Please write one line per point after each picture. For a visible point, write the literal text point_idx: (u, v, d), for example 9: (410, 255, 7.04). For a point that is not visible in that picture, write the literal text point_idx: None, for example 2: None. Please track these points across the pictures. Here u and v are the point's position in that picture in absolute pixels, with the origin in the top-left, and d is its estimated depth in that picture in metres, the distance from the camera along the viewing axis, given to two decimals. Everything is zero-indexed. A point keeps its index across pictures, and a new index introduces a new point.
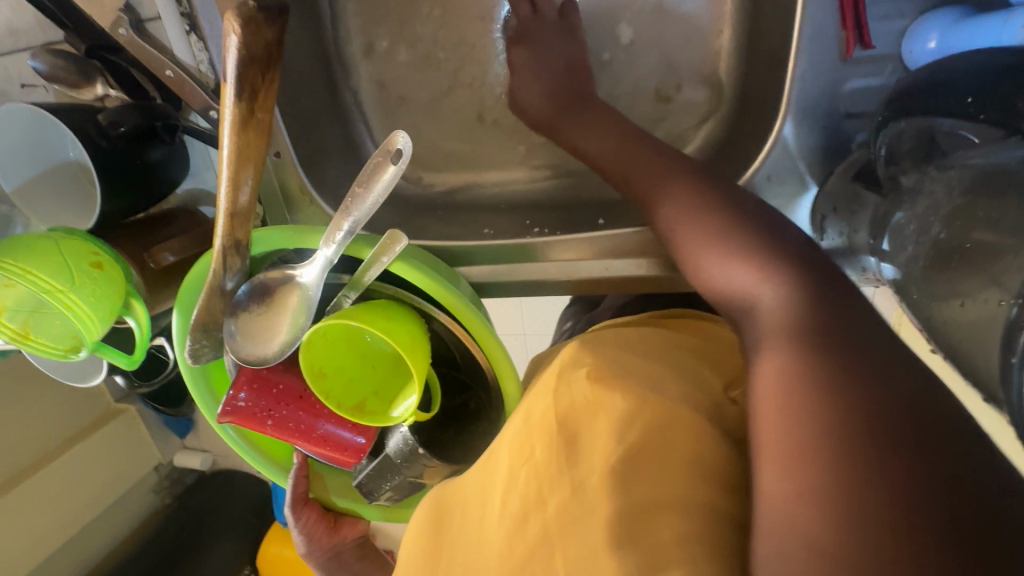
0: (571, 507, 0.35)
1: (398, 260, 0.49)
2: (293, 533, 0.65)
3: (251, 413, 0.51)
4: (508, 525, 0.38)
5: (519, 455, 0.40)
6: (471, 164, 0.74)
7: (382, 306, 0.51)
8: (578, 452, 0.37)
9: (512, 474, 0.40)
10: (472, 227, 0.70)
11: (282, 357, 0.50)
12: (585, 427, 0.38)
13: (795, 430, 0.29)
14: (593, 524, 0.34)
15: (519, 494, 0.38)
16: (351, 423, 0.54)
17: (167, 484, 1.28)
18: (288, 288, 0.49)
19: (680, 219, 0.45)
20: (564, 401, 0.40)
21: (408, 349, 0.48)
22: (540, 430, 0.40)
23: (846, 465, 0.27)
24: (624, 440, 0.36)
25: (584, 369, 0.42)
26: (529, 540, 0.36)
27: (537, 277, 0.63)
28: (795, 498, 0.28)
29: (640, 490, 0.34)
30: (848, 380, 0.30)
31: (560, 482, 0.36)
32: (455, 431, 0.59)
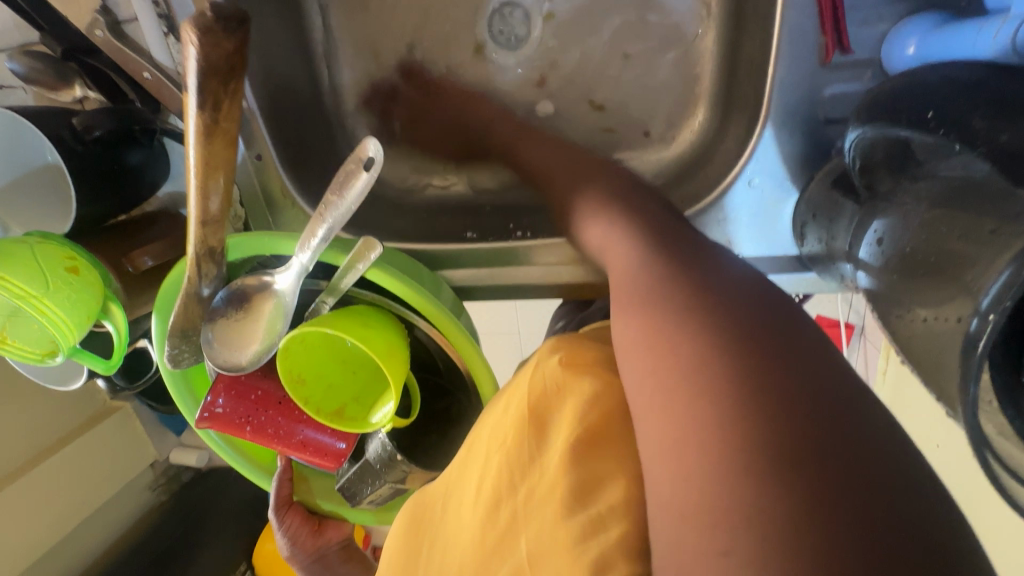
0: (537, 490, 0.36)
1: (375, 267, 0.49)
2: (277, 536, 0.65)
3: (229, 419, 0.51)
4: (483, 512, 0.39)
5: (495, 442, 0.41)
6: (457, 166, 0.73)
7: (360, 312, 0.51)
8: (548, 438, 0.38)
9: (487, 461, 0.41)
10: (458, 229, 0.70)
11: (259, 363, 0.50)
12: (556, 413, 0.39)
13: (683, 402, 0.27)
14: (550, 506, 0.34)
15: (492, 482, 0.39)
16: (331, 429, 0.54)
17: (164, 480, 1.29)
18: (264, 294, 0.49)
19: (603, 233, 0.43)
20: (536, 386, 0.40)
21: (384, 356, 0.48)
22: (512, 414, 0.41)
23: (729, 438, 0.25)
24: (581, 425, 0.36)
25: (559, 355, 0.42)
26: (499, 525, 0.37)
27: (519, 281, 0.63)
28: (679, 494, 0.26)
29: (593, 473, 0.34)
30: (717, 344, 0.28)
31: (528, 467, 0.38)
32: (436, 434, 0.59)
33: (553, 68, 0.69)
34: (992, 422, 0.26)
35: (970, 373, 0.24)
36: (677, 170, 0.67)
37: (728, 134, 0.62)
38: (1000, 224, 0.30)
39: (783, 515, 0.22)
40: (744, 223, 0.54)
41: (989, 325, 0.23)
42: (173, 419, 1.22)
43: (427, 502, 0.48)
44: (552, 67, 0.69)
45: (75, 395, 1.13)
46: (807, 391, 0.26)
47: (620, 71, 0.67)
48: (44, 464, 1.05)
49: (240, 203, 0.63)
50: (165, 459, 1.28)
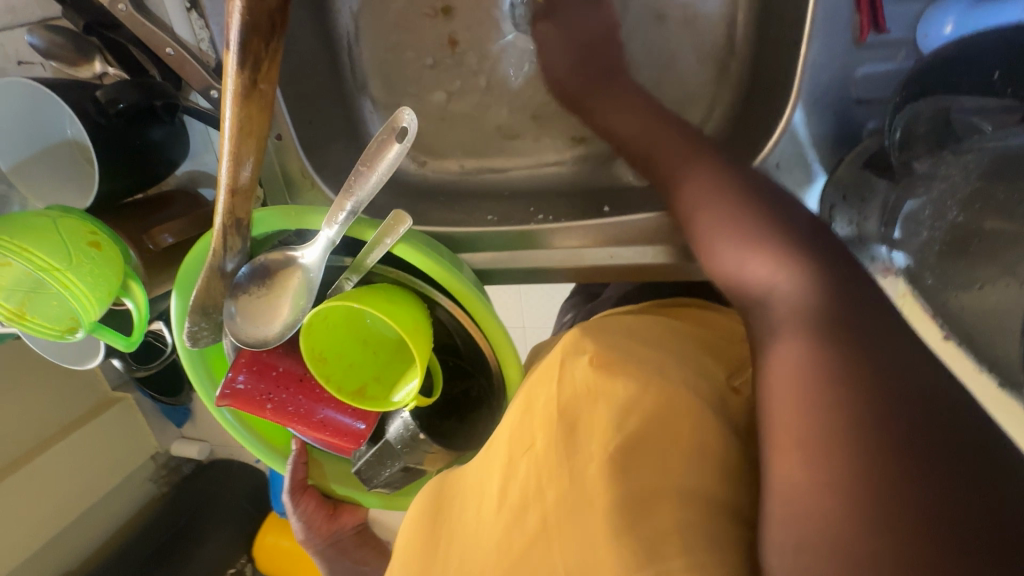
0: (571, 499, 0.34)
1: (402, 242, 0.49)
2: (292, 520, 0.65)
3: (250, 396, 0.51)
4: (507, 518, 0.37)
5: (518, 444, 0.39)
6: (474, 151, 0.73)
7: (384, 290, 0.50)
8: (577, 444, 0.37)
9: (511, 465, 0.39)
10: (475, 213, 0.69)
11: (283, 340, 0.50)
12: (584, 418, 0.38)
13: (811, 421, 0.29)
14: (592, 519, 0.33)
15: (519, 485, 0.37)
16: (352, 409, 0.53)
17: (164, 472, 1.27)
18: (289, 270, 0.48)
19: (693, 204, 0.44)
20: (564, 389, 0.39)
21: (410, 332, 0.47)
22: (538, 418, 0.39)
23: (853, 456, 0.27)
24: (626, 431, 0.36)
25: (586, 356, 0.41)
26: (528, 532, 0.35)
27: (542, 263, 0.62)
28: (806, 494, 0.28)
29: (636, 484, 0.34)
30: (861, 373, 0.29)
31: (559, 470, 0.36)
32: (454, 419, 0.58)
33: None
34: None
35: None
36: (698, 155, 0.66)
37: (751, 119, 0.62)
38: None
39: (914, 531, 0.25)
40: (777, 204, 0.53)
41: None
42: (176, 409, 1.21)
43: (448, 501, 0.46)
44: None
45: (81, 382, 1.13)
46: (940, 426, 0.27)
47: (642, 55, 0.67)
48: (52, 449, 1.05)
49: (261, 177, 0.63)
50: (166, 451, 1.26)
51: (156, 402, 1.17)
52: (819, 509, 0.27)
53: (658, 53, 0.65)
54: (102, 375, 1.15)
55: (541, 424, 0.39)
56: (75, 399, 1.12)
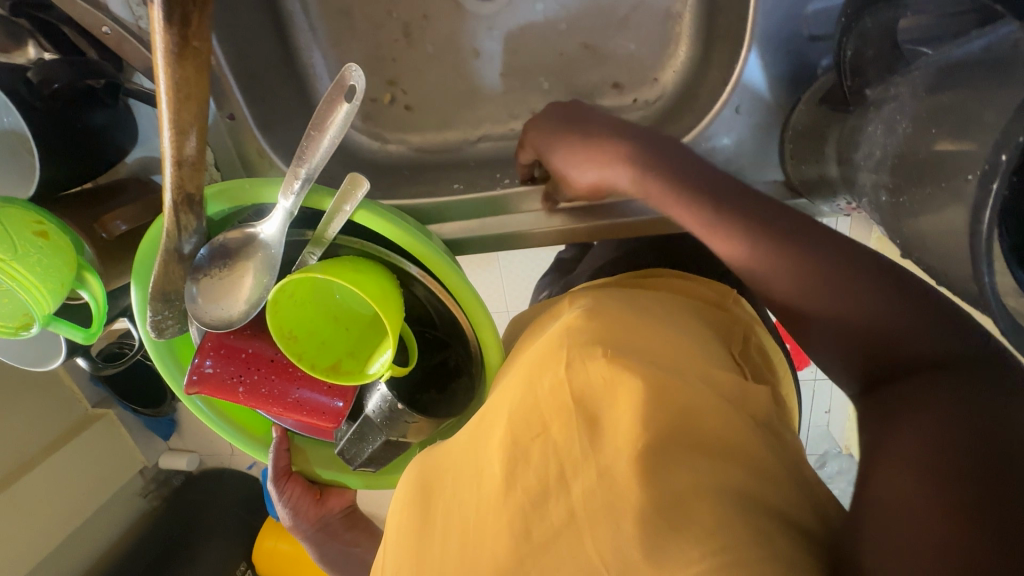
0: (601, 493, 0.36)
1: (363, 209, 0.48)
2: (276, 508, 0.63)
3: (220, 380, 0.49)
4: (519, 503, 0.38)
5: (524, 428, 0.40)
6: (436, 124, 0.72)
7: (349, 261, 0.49)
8: (602, 437, 0.38)
9: (518, 453, 0.39)
10: (442, 183, 0.70)
11: (248, 318, 0.49)
12: (606, 411, 0.38)
13: (915, 444, 0.31)
14: (624, 516, 0.35)
15: (534, 475, 0.38)
16: (327, 385, 0.52)
17: (154, 487, 1.26)
18: (249, 246, 0.47)
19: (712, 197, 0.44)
20: (581, 379, 0.39)
21: (380, 302, 0.47)
22: (546, 399, 0.40)
23: (964, 485, 0.28)
24: (652, 424, 0.37)
25: (595, 345, 0.41)
26: (552, 522, 0.37)
27: (513, 229, 0.62)
28: (904, 500, 0.30)
29: (669, 483, 0.35)
30: (976, 402, 0.31)
31: (583, 464, 0.37)
32: (435, 393, 0.58)
33: (530, 8, 0.66)
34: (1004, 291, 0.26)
35: (982, 243, 0.25)
36: (658, 111, 0.67)
37: (710, 68, 0.63)
38: (1008, 79, 0.29)
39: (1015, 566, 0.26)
40: (734, 150, 0.54)
41: (1004, 165, 0.23)
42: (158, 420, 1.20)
43: (438, 469, 0.47)
44: (527, 9, 0.67)
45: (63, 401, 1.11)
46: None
47: (598, 9, 0.66)
48: (37, 469, 1.02)
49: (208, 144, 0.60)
50: (153, 466, 1.26)
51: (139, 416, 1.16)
52: (911, 520, 0.29)
53: (610, 13, 0.66)
54: (80, 393, 1.14)
55: (552, 410, 0.39)
56: (55, 418, 1.08)
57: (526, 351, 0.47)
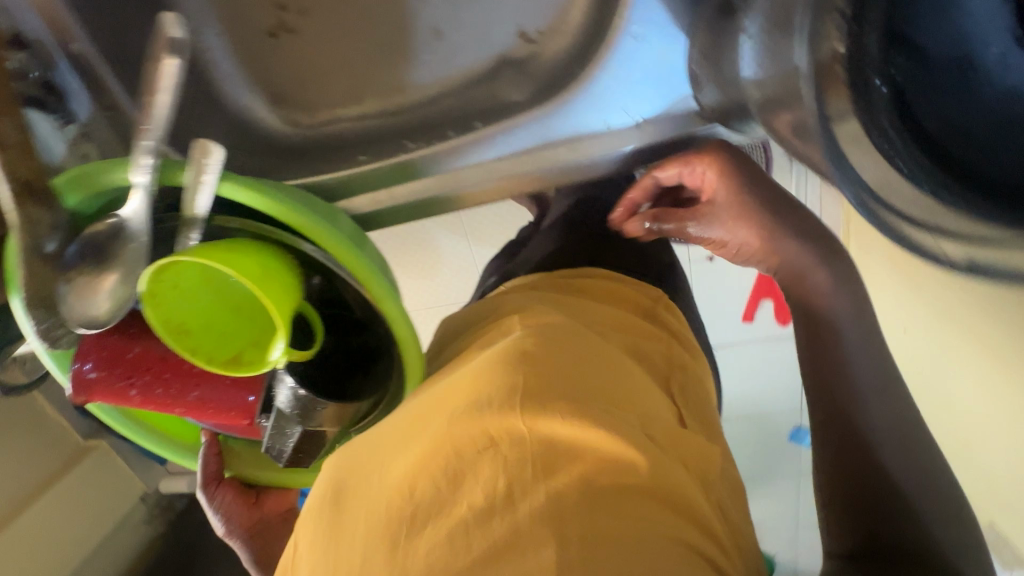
0: (545, 516, 0.38)
1: (224, 180, 0.43)
2: (209, 515, 0.60)
3: (107, 384, 0.46)
4: (461, 514, 0.39)
5: (473, 443, 0.41)
6: (345, 98, 0.68)
7: (232, 242, 0.45)
8: (555, 469, 0.40)
9: (468, 466, 0.41)
10: (347, 154, 0.68)
11: (123, 313, 0.45)
12: (563, 452, 0.41)
13: None
14: (563, 542, 0.37)
15: (483, 488, 0.39)
16: (230, 380, 0.49)
17: (158, 512, 1.19)
18: (115, 233, 0.44)
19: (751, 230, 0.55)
20: (541, 416, 0.42)
21: (261, 285, 0.43)
22: (493, 417, 0.42)
23: None
24: (600, 469, 0.41)
25: (557, 382, 0.44)
26: (492, 534, 0.38)
27: (431, 190, 0.58)
28: None
29: (609, 525, 0.39)
30: None
31: (534, 488, 0.39)
32: (360, 379, 0.55)
33: None
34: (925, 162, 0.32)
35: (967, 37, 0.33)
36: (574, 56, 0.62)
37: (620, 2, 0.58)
38: None
39: None
40: None
41: None
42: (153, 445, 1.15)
43: (361, 466, 0.45)
44: None
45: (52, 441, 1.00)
46: None
47: None
48: None
49: (87, 140, 0.57)
50: (156, 491, 1.19)
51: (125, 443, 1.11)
52: None
53: None
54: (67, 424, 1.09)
55: (500, 428, 0.41)
56: None
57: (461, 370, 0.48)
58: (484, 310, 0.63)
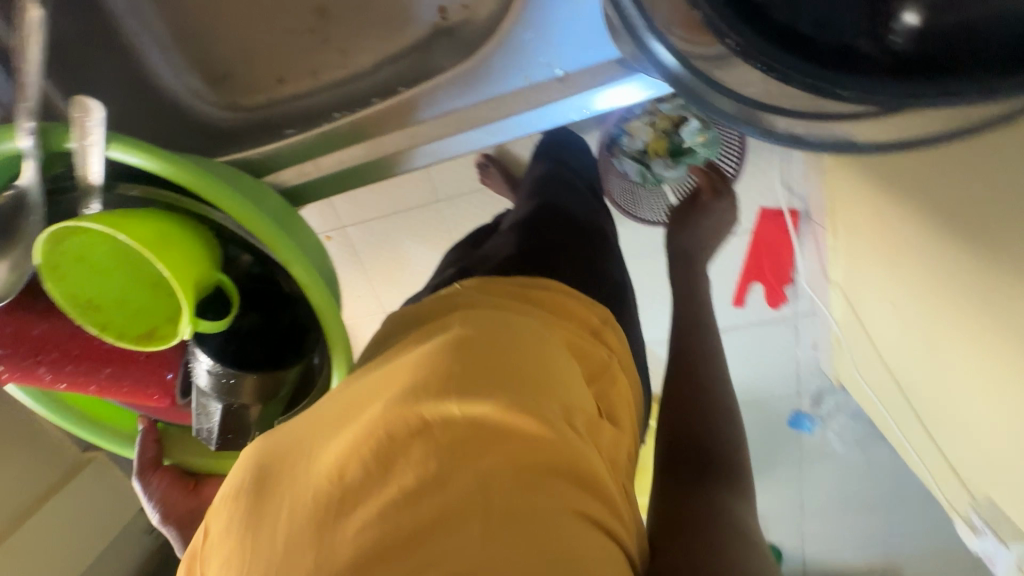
0: (469, 505, 0.34)
1: (111, 142, 0.40)
2: (145, 503, 0.58)
3: (14, 363, 0.45)
4: (380, 505, 0.34)
5: (400, 428, 0.36)
6: (279, 77, 0.67)
7: (137, 212, 0.44)
8: (483, 455, 0.35)
9: (392, 451, 0.35)
10: (274, 129, 0.68)
11: (13, 293, 0.42)
12: (493, 436, 0.36)
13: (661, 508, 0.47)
14: (482, 531, 0.33)
15: (406, 476, 0.34)
16: (144, 358, 0.48)
17: None
18: (9, 205, 0.42)
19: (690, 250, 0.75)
20: (472, 399, 0.37)
21: (158, 251, 0.42)
22: (430, 399, 0.37)
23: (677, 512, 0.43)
24: (531, 456, 0.36)
25: (483, 369, 0.39)
26: (410, 526, 0.33)
27: (353, 160, 0.56)
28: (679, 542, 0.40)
29: (535, 510, 0.34)
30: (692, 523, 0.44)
31: (458, 474, 0.35)
32: (291, 357, 0.52)
33: None
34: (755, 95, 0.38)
35: None
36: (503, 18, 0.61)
37: None
38: None
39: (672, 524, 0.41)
40: (558, 33, 0.49)
41: None
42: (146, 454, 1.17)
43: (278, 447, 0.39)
44: None
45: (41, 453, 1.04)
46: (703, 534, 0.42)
47: None
48: None
49: None
50: None
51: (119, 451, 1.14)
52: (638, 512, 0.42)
53: None
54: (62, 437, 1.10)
55: (432, 411, 0.36)
56: None
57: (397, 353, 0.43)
58: (429, 303, 0.57)
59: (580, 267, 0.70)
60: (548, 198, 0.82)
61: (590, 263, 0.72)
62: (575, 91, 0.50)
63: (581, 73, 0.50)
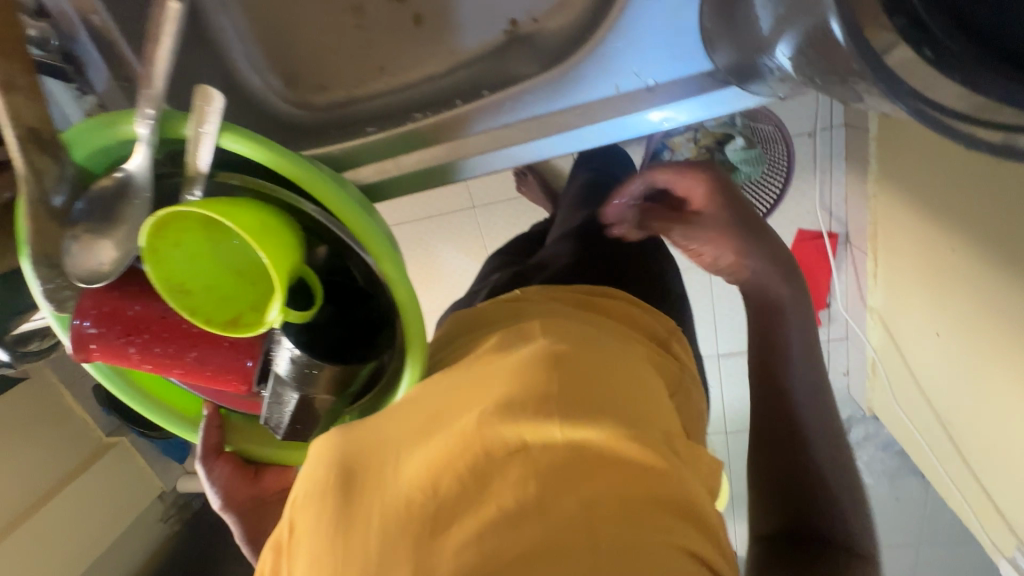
0: (571, 527, 0.35)
1: (225, 133, 0.42)
2: (206, 487, 0.59)
3: (107, 341, 0.46)
4: (485, 522, 0.35)
5: (502, 447, 0.38)
6: (356, 77, 0.68)
7: (235, 200, 0.45)
8: (582, 478, 0.37)
9: (495, 472, 0.37)
10: (356, 127, 0.69)
11: (122, 269, 0.45)
12: (591, 458, 0.38)
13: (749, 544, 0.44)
14: (587, 553, 0.34)
15: (510, 494, 0.36)
16: (228, 343, 0.49)
17: (174, 511, 1.41)
18: (120, 189, 0.44)
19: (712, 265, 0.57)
20: (572, 422, 0.39)
21: (261, 241, 0.43)
22: (529, 420, 0.39)
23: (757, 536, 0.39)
24: (628, 479, 0.38)
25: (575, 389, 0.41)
26: (516, 545, 0.35)
27: (435, 160, 0.57)
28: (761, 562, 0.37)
29: (634, 532, 0.36)
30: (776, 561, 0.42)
31: (561, 496, 0.36)
32: (361, 353, 0.53)
33: None
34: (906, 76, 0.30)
35: None
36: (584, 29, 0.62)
37: None
38: None
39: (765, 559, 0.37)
40: (651, 44, 0.50)
41: None
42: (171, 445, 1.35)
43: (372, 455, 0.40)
44: None
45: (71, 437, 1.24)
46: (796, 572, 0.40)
47: None
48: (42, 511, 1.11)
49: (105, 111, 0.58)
50: (172, 491, 1.41)
51: (156, 438, 1.29)
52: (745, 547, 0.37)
53: None
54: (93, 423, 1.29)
55: (534, 433, 0.38)
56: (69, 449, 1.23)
57: (484, 364, 0.45)
58: (494, 308, 0.58)
59: (631, 276, 0.69)
60: (598, 205, 0.82)
61: (644, 271, 0.71)
62: (666, 101, 0.51)
63: (674, 83, 0.51)
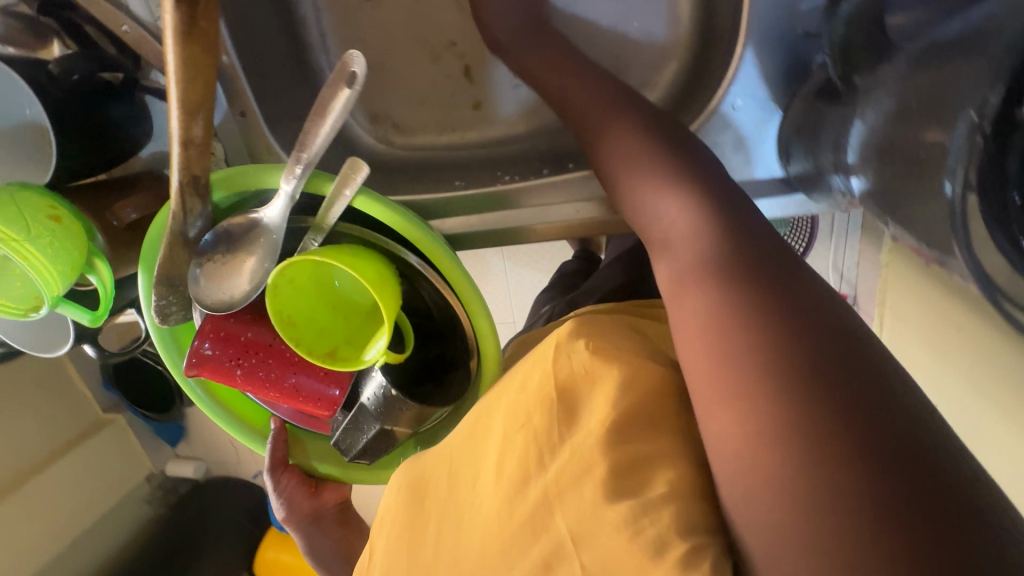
0: (570, 468, 0.35)
1: (360, 195, 0.48)
2: (272, 497, 0.64)
3: (219, 362, 0.51)
4: (509, 485, 0.37)
5: (513, 419, 0.40)
6: (442, 125, 0.74)
7: (353, 249, 0.50)
8: (577, 421, 0.37)
9: (507, 438, 0.39)
10: (444, 181, 0.71)
11: (248, 300, 0.50)
12: (585, 399, 0.38)
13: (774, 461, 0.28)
14: (587, 485, 0.34)
15: (518, 454, 0.38)
16: (323, 372, 0.53)
17: (160, 493, 1.27)
18: (251, 231, 0.49)
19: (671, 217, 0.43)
20: (563, 364, 0.39)
21: (377, 289, 0.48)
22: (537, 381, 0.40)
23: (804, 420, 0.28)
24: (624, 408, 0.36)
25: (582, 341, 0.41)
26: (530, 498, 0.36)
27: (518, 223, 0.62)
28: (748, 441, 0.30)
29: (630, 449, 0.35)
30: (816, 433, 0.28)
31: (558, 447, 0.37)
32: (431, 385, 0.57)
33: None
34: (986, 259, 0.31)
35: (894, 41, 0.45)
36: None
37: None
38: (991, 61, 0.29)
39: (868, 515, 0.25)
40: (733, 150, 0.55)
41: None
42: (167, 428, 1.22)
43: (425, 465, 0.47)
44: None
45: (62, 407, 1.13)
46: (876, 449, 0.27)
47: None
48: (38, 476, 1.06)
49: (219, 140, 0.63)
50: (160, 471, 1.27)
51: (147, 420, 1.18)
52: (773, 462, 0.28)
53: None
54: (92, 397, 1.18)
55: (538, 390, 0.40)
56: (67, 422, 1.13)
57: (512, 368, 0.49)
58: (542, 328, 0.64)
59: None
60: None
61: None
62: None
63: (749, 184, 0.55)
